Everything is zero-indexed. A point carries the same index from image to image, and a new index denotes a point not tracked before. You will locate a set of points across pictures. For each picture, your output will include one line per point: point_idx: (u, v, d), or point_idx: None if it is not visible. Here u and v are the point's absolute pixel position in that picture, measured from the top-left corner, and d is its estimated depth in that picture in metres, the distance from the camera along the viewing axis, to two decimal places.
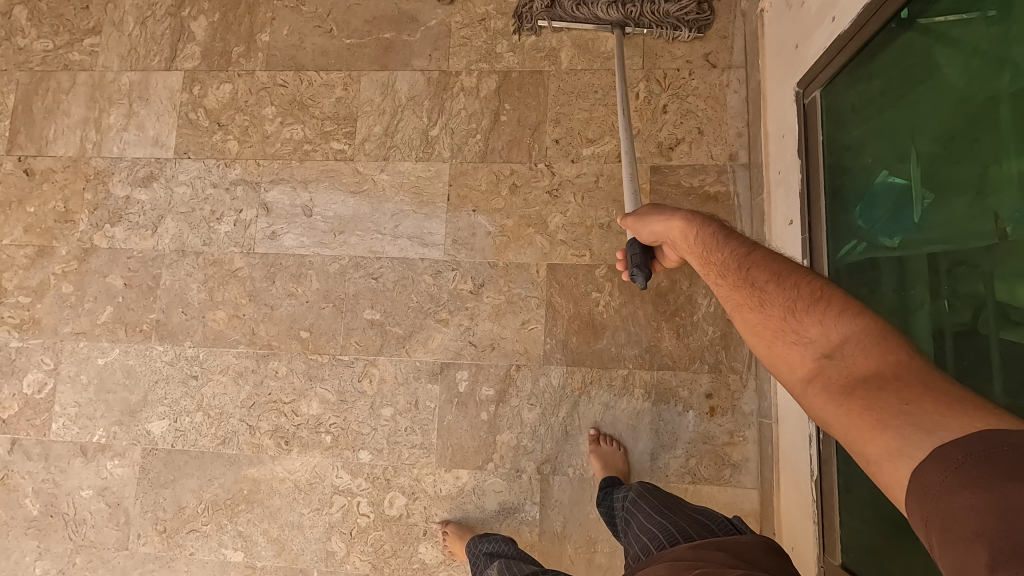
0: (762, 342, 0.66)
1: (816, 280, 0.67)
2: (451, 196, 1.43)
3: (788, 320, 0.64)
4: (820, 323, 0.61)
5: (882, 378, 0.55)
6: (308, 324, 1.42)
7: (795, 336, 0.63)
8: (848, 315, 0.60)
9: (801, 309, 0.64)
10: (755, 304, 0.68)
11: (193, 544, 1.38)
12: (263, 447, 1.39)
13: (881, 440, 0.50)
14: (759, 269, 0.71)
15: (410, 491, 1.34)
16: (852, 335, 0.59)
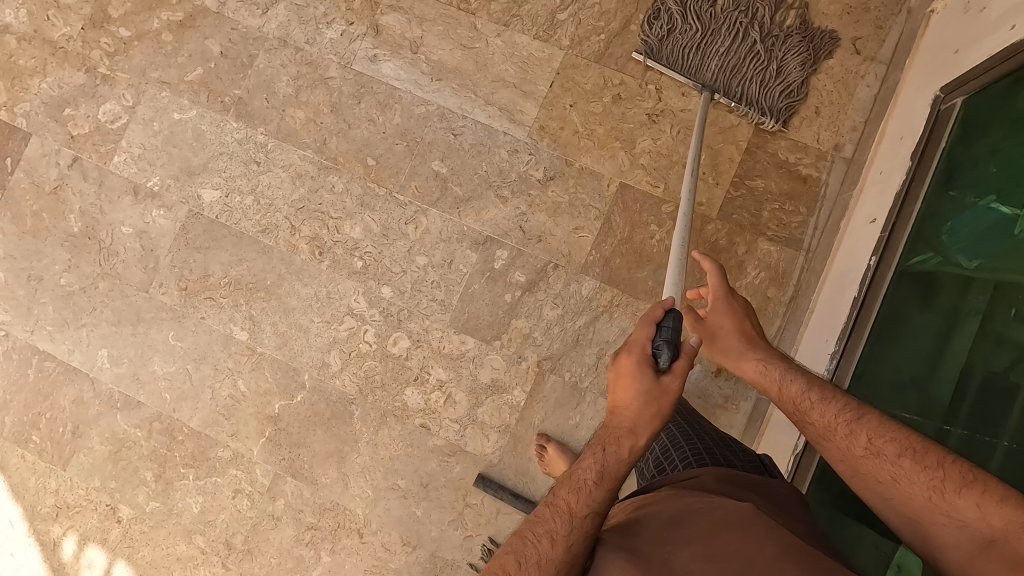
0: (908, 513, 0.76)
1: (947, 452, 0.75)
2: (554, 85, 1.42)
3: (931, 497, 0.74)
4: (976, 506, 0.70)
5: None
6: (377, 154, 1.44)
7: (944, 516, 0.73)
8: (1004, 504, 0.69)
9: (946, 488, 0.73)
10: (887, 471, 0.78)
11: (206, 311, 1.45)
12: (298, 249, 1.44)
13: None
14: (881, 440, 0.80)
15: (416, 338, 1.40)
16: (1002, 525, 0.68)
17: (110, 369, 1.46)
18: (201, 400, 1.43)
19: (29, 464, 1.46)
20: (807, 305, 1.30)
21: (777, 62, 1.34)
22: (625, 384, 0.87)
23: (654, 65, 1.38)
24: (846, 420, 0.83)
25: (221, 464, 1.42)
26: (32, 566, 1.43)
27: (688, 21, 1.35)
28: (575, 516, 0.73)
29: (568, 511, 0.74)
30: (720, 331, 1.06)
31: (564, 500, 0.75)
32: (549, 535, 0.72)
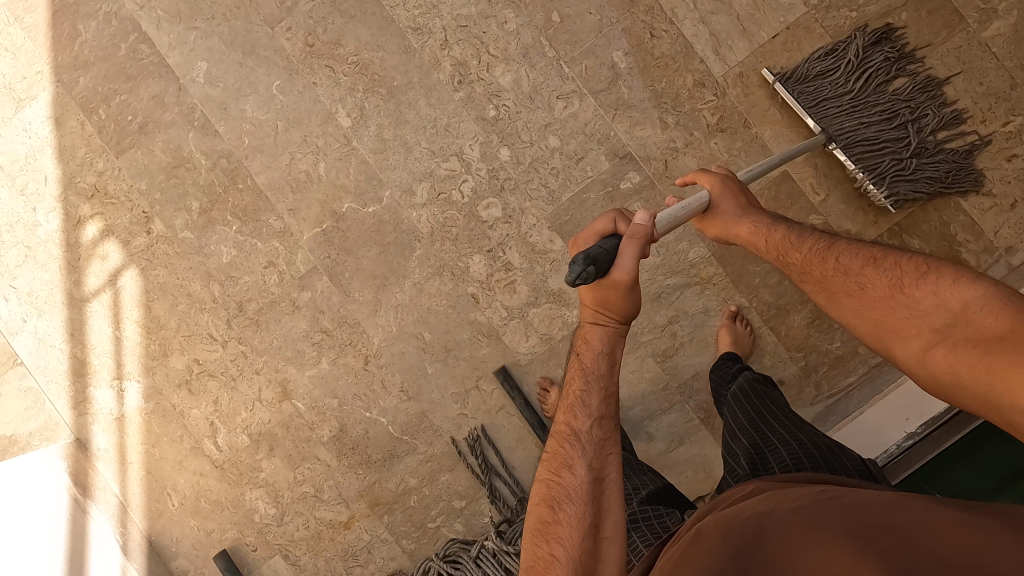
0: (875, 329, 0.70)
1: (906, 254, 0.71)
2: (776, 38, 1.27)
3: (895, 294, 0.69)
4: (933, 293, 0.66)
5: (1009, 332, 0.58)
6: (566, 12, 1.30)
7: (909, 316, 0.67)
8: (964, 282, 0.64)
9: (906, 284, 0.68)
10: (846, 289, 0.75)
11: (320, 79, 1.34)
12: (438, 66, 1.32)
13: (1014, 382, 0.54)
14: (850, 261, 0.76)
15: (508, 212, 1.32)
16: (968, 299, 0.63)
17: (201, 85, 1.36)
18: (276, 161, 1.35)
19: (84, 135, 1.38)
20: (892, 378, 1.25)
21: (917, 162, 1.21)
22: (590, 297, 0.76)
23: (783, 90, 1.24)
24: (822, 244, 0.82)
25: (267, 231, 1.36)
26: (46, 231, 1.39)
27: (845, 83, 1.22)
28: (593, 400, 0.75)
29: (592, 404, 0.75)
30: (718, 214, 0.96)
31: (576, 393, 0.76)
32: (585, 420, 0.75)
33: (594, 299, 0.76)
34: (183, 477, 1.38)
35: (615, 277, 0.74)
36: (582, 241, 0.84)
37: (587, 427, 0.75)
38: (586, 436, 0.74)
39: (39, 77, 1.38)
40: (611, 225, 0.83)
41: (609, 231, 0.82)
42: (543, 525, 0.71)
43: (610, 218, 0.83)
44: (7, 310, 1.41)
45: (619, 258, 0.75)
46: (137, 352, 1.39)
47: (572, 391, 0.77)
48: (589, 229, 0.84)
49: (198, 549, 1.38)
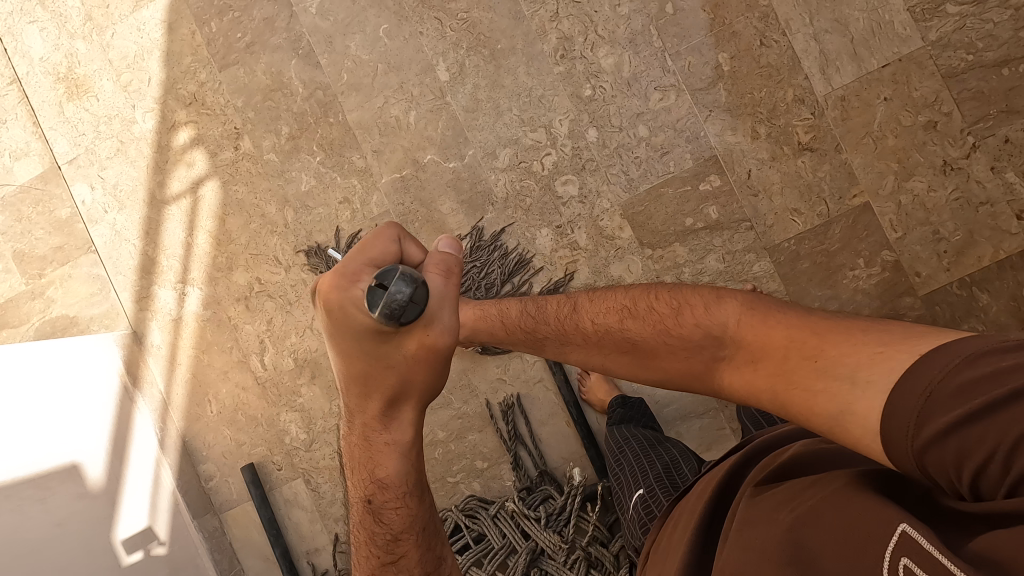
0: (672, 374, 0.71)
1: (658, 296, 0.77)
2: (887, 68, 1.26)
3: (668, 340, 0.71)
4: (695, 321, 0.69)
5: (786, 343, 0.59)
6: (681, 5, 1.30)
7: (698, 358, 0.68)
8: (719, 301, 0.69)
9: (671, 325, 0.72)
10: (628, 344, 0.77)
11: (428, 30, 1.36)
12: (544, 37, 1.33)
13: (816, 386, 0.54)
14: (607, 315, 0.82)
15: (583, 193, 1.33)
16: (723, 321, 0.67)
17: (313, 15, 1.39)
18: (370, 101, 1.38)
19: (192, 44, 1.43)
20: None
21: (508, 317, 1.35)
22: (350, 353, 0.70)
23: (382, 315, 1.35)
24: (568, 309, 0.89)
25: (348, 168, 1.39)
26: (141, 129, 1.45)
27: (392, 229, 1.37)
28: (388, 466, 0.74)
29: (392, 465, 0.73)
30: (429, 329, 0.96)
31: (375, 429, 0.74)
32: (382, 475, 0.74)
33: (417, 348, 0.67)
34: (226, 387, 1.44)
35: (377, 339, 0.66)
36: (359, 253, 0.67)
37: (404, 471, 0.74)
38: (393, 483, 0.74)
39: None
40: (398, 245, 0.69)
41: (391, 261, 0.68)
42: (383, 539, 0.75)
43: (390, 235, 0.69)
44: (92, 197, 1.47)
45: (437, 311, 0.66)
46: (204, 260, 1.44)
47: (365, 454, 0.75)
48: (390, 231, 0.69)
49: (228, 457, 1.44)
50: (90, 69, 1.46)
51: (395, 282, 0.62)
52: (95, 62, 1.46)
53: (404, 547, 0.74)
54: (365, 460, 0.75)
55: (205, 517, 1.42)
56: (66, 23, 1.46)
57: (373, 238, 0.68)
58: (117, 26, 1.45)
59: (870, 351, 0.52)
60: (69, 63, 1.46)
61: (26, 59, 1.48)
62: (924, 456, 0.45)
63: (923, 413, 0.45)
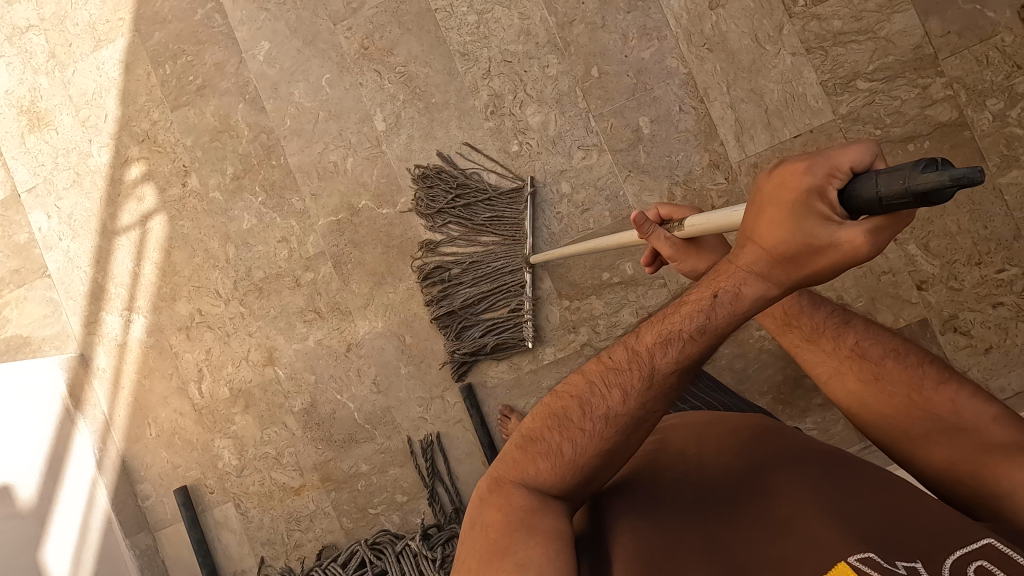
0: (858, 404, 0.71)
1: (926, 353, 0.71)
2: (798, 137, 1.31)
3: (918, 395, 0.68)
4: (951, 400, 0.67)
5: (1007, 445, 0.64)
6: (605, 69, 1.36)
7: (943, 432, 0.67)
8: (979, 395, 0.68)
9: (925, 386, 0.68)
10: (857, 377, 0.71)
11: (367, 81, 1.43)
12: (476, 94, 1.40)
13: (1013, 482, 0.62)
14: (868, 345, 0.71)
15: (507, 243, 1.39)
16: (987, 416, 0.66)
17: (260, 63, 1.46)
18: (310, 146, 1.45)
19: (148, 84, 1.50)
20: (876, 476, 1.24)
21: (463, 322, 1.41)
22: (774, 222, 0.51)
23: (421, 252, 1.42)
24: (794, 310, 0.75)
25: (287, 209, 1.46)
26: (96, 163, 1.52)
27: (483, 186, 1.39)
28: (749, 292, 0.54)
29: (757, 293, 0.54)
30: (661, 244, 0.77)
31: (647, 347, 0.59)
32: (744, 312, 0.55)
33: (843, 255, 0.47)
34: (165, 412, 1.51)
35: (814, 216, 0.47)
36: (814, 164, 0.46)
37: (692, 351, 0.57)
38: (656, 375, 0.59)
39: (120, 23, 1.51)
40: (870, 159, 0.45)
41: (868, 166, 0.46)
42: (565, 415, 0.61)
43: (868, 151, 0.46)
44: (47, 225, 1.55)
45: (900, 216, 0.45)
46: (149, 290, 1.51)
47: (628, 352, 0.60)
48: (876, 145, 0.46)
49: (163, 479, 1.51)
50: (52, 103, 1.54)
51: (934, 162, 0.40)
52: (56, 97, 1.53)
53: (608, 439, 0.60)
54: (549, 427, 0.62)
55: (138, 535, 1.49)
56: (31, 59, 1.54)
57: (857, 144, 0.46)
58: (78, 64, 1.52)
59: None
60: (32, 97, 1.54)
61: None
62: None
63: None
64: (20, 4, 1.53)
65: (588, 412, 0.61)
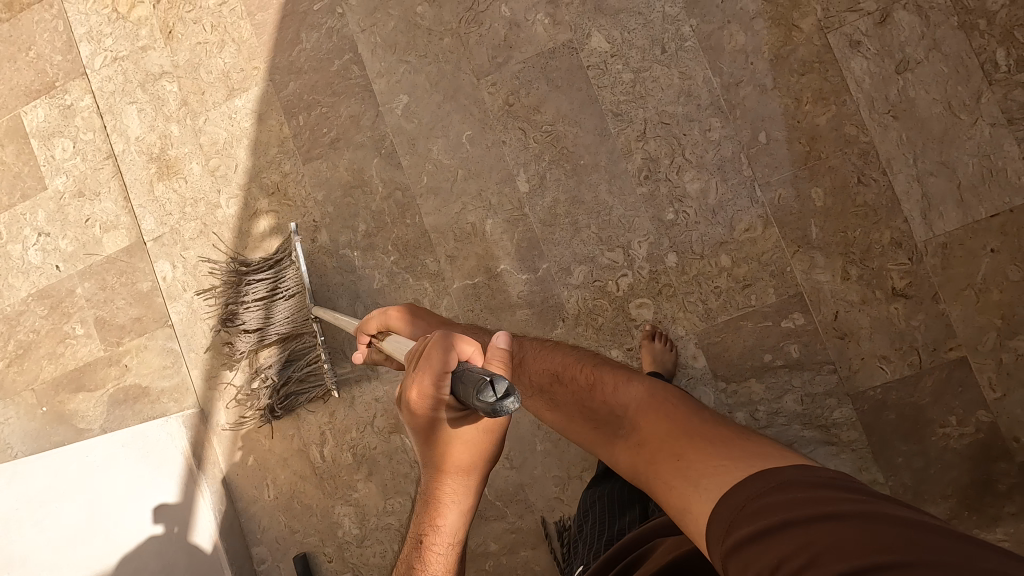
0: (577, 441, 0.70)
1: (580, 361, 0.78)
2: (996, 217, 1.18)
3: (584, 405, 0.71)
4: (606, 394, 0.70)
5: (667, 437, 0.61)
6: (774, 135, 1.26)
7: (616, 437, 0.65)
8: (630, 382, 0.69)
9: (590, 392, 0.72)
10: (541, 377, 0.80)
11: (510, 139, 1.36)
12: (629, 156, 1.31)
13: (682, 494, 0.55)
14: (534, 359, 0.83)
15: (659, 317, 1.30)
16: (632, 403, 0.66)
17: (399, 116, 1.41)
18: (448, 206, 1.38)
19: (280, 135, 1.46)
20: None
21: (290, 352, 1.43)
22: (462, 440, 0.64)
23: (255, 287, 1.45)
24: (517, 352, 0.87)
25: (421, 270, 1.40)
26: (224, 214, 1.49)
27: (408, 272, 1.40)
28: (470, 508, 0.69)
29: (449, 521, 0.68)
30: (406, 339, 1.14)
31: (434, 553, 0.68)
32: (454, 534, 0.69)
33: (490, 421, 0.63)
34: (285, 473, 1.46)
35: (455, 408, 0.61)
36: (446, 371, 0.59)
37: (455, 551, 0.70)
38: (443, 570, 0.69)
39: (255, 71, 1.47)
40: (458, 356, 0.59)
41: (448, 373, 0.59)
42: None
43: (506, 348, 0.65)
44: (172, 274, 1.52)
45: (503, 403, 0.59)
46: (273, 347, 1.46)
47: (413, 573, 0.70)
48: (453, 339, 0.60)
49: (280, 543, 1.46)
50: (182, 151, 1.51)
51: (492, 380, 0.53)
52: (186, 144, 1.51)
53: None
54: None
55: None
56: (163, 106, 1.52)
57: (431, 347, 0.60)
58: (210, 113, 1.50)
59: (718, 462, 0.55)
60: (163, 145, 1.52)
61: (123, 137, 1.55)
62: (729, 562, 0.48)
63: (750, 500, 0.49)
64: (155, 51, 1.52)
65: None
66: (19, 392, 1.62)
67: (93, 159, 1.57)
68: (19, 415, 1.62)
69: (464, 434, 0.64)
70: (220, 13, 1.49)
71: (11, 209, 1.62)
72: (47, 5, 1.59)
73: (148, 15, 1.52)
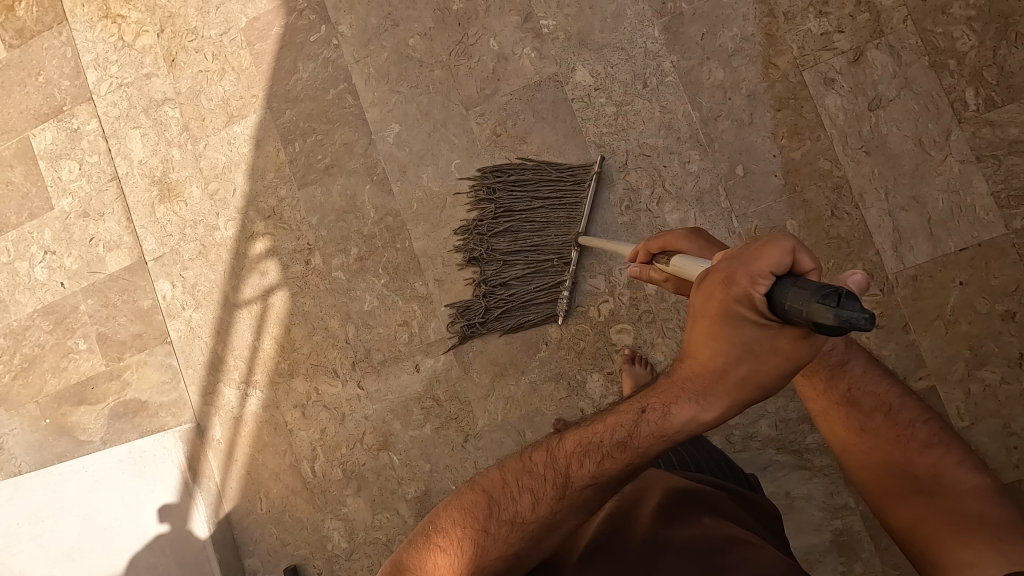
0: (870, 485, 0.73)
1: (923, 413, 0.73)
2: (964, 251, 1.22)
3: (897, 452, 0.71)
4: (920, 451, 0.70)
5: (975, 515, 0.65)
6: (751, 168, 1.30)
7: (914, 493, 0.69)
8: (942, 452, 0.70)
9: (869, 428, 0.72)
10: (845, 424, 0.73)
11: (497, 168, 1.41)
12: (612, 187, 1.36)
13: (956, 556, 0.63)
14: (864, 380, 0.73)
15: (639, 342, 1.34)
16: (966, 482, 0.68)
17: (390, 144, 1.46)
18: (436, 231, 1.43)
19: (277, 160, 1.52)
20: None
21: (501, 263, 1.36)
22: (704, 339, 0.56)
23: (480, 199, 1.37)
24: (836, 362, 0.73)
25: (410, 293, 1.44)
26: (222, 236, 1.54)
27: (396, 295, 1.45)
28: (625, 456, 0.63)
29: (685, 415, 0.59)
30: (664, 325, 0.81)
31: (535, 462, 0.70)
32: (674, 433, 0.60)
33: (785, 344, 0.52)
34: (277, 488, 1.50)
35: (747, 321, 0.52)
36: (753, 255, 0.51)
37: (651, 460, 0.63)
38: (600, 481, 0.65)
39: (254, 99, 1.53)
40: (790, 259, 0.49)
41: (767, 278, 0.49)
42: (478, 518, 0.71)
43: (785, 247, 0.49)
44: (172, 293, 1.58)
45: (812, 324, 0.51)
46: (268, 365, 1.51)
47: (520, 467, 0.71)
48: (790, 243, 0.49)
49: (271, 555, 1.50)
50: (183, 175, 1.57)
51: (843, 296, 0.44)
52: (187, 168, 1.56)
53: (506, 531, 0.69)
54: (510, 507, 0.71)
55: None
56: (165, 131, 1.58)
57: (760, 244, 0.50)
58: (210, 138, 1.55)
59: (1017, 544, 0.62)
60: (164, 168, 1.58)
61: (127, 160, 1.61)
62: None
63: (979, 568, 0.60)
64: (158, 78, 1.58)
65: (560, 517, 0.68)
66: (23, 405, 1.68)
67: (98, 181, 1.63)
68: (23, 426, 1.68)
69: (727, 358, 0.55)
70: (221, 43, 1.55)
71: (19, 228, 1.69)
72: (56, 33, 1.66)
73: (153, 43, 1.59)
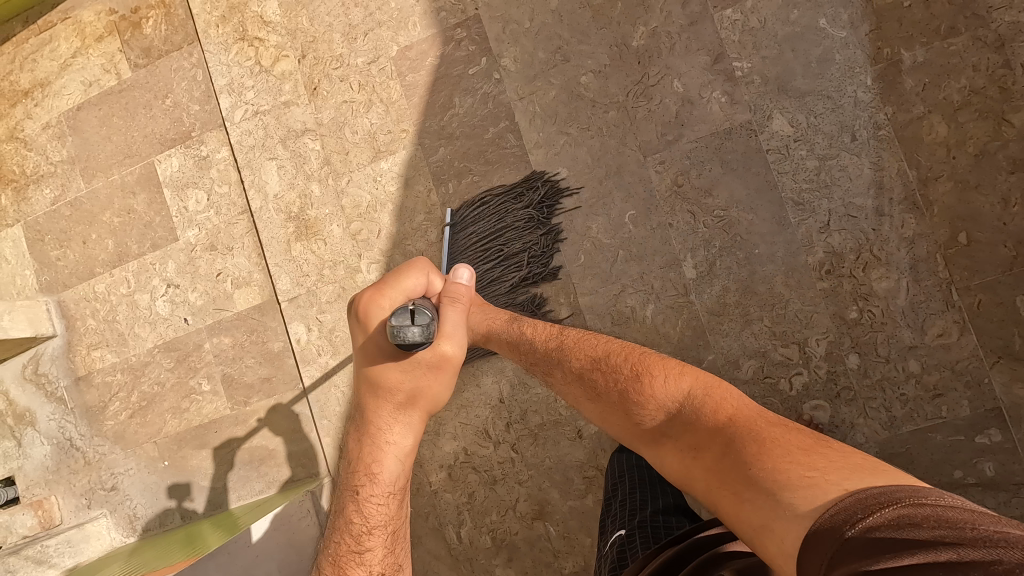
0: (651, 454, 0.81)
1: (636, 374, 0.85)
2: None
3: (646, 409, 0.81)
4: (678, 402, 0.78)
5: (728, 448, 0.67)
6: (976, 236, 1.17)
7: (689, 449, 0.73)
8: (692, 395, 0.77)
9: (635, 398, 0.83)
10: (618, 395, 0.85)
11: (678, 222, 1.29)
12: (811, 249, 1.24)
13: (756, 519, 0.59)
14: (583, 369, 0.92)
15: (836, 420, 1.23)
16: (709, 405, 0.74)
17: (556, 190, 1.35)
18: (605, 286, 1.32)
19: (427, 202, 1.41)
20: None
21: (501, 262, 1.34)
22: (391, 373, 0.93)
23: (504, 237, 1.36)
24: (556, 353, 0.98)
25: None
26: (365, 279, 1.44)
27: None
28: (389, 460, 0.91)
29: (399, 437, 0.92)
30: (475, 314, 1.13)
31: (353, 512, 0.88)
32: (391, 442, 0.92)
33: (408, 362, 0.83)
34: (417, 551, 1.41)
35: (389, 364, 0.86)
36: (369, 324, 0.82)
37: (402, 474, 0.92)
38: (386, 481, 0.90)
39: (404, 134, 1.43)
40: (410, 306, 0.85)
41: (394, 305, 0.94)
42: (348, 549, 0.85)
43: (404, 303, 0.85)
44: (307, 337, 1.48)
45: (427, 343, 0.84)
46: None
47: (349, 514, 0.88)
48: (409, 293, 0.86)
49: None
50: (322, 212, 1.47)
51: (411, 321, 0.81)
52: (328, 205, 1.47)
53: (374, 542, 0.86)
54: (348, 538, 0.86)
55: None
56: (304, 164, 1.48)
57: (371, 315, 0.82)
58: (353, 174, 1.45)
59: (799, 471, 0.59)
60: (302, 204, 1.48)
61: (260, 194, 1.51)
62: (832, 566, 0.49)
63: (901, 524, 0.46)
64: (298, 107, 1.48)
65: (353, 526, 0.86)
66: (140, 444, 1.60)
67: (227, 213, 1.54)
68: (139, 467, 1.60)
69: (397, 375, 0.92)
70: (369, 72, 1.45)
71: (140, 258, 1.60)
72: (186, 53, 1.57)
73: (293, 69, 1.49)
